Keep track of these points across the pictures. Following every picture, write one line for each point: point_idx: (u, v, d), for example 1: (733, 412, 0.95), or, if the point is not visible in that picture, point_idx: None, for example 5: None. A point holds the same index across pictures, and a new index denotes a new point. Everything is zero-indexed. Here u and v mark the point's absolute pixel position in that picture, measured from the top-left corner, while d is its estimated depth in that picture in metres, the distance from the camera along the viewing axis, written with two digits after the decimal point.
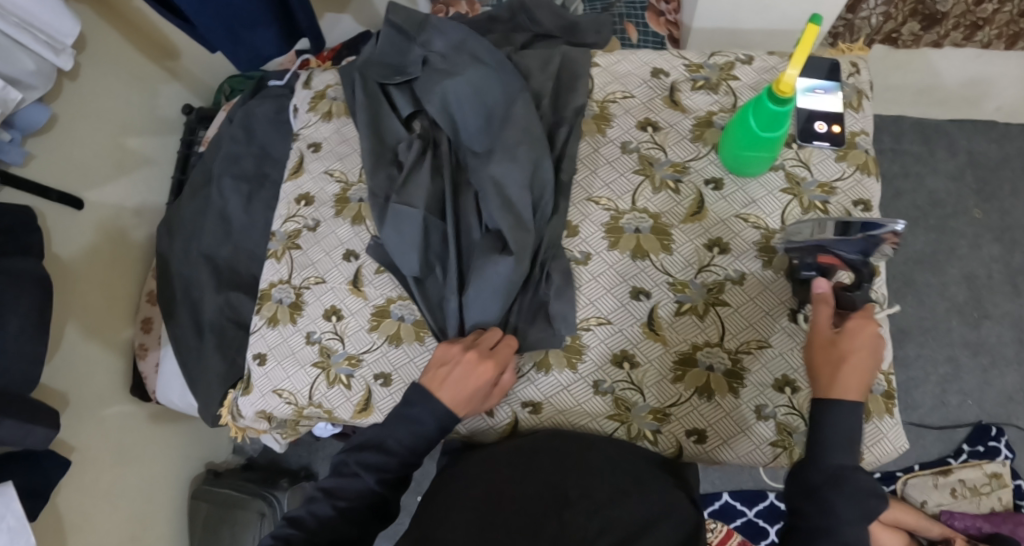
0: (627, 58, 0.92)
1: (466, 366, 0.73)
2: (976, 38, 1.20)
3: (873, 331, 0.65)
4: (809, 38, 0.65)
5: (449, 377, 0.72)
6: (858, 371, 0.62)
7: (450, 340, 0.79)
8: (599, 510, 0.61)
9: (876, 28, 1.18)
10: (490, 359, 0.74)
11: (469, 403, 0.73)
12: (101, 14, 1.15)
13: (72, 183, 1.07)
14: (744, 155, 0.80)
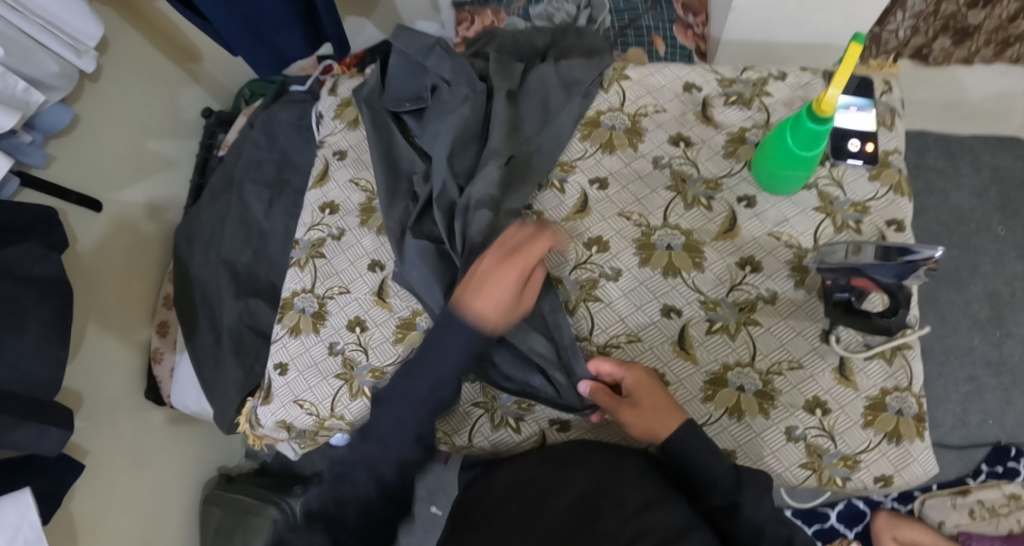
0: (661, 71, 0.90)
1: (497, 270, 0.73)
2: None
3: (640, 371, 0.74)
4: (852, 57, 0.64)
5: (487, 289, 0.72)
6: (664, 408, 0.73)
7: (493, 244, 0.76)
8: (632, 519, 0.61)
9: (905, 41, 1.35)
10: (518, 257, 0.74)
11: (506, 311, 0.73)
12: (123, 14, 1.14)
13: (91, 183, 1.06)
14: (779, 173, 0.79)
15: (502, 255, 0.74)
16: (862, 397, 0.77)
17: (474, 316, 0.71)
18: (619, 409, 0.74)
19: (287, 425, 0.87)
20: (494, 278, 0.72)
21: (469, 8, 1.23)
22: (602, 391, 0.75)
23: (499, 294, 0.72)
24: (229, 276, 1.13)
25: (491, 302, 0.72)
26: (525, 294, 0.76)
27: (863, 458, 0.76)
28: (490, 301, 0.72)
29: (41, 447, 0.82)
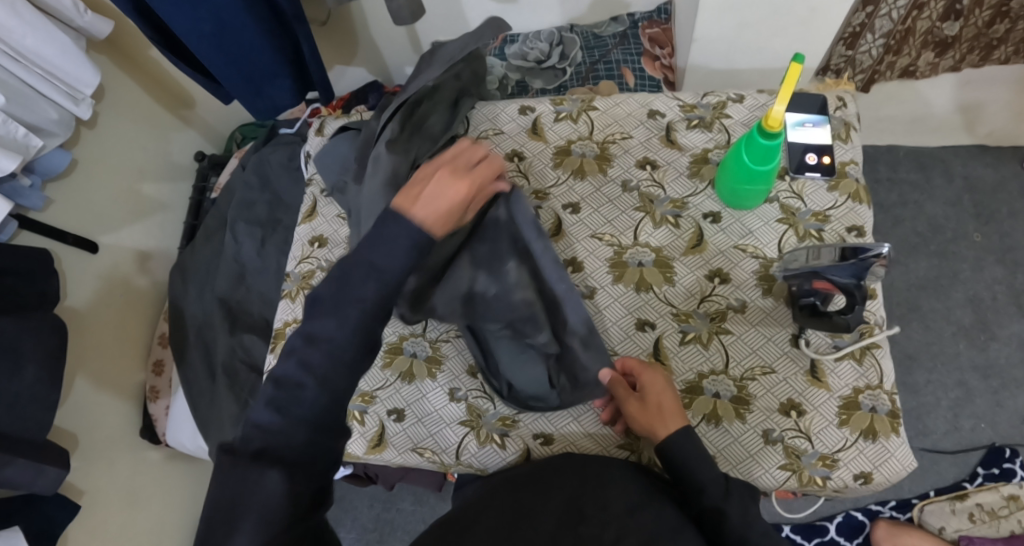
0: (626, 101, 0.96)
1: (442, 183, 0.66)
2: (994, 56, 1.20)
3: (659, 373, 0.77)
4: (792, 77, 0.69)
5: (424, 196, 0.64)
6: (669, 409, 0.74)
7: (431, 170, 0.69)
8: (614, 522, 0.64)
9: (876, 59, 1.14)
10: (466, 178, 0.68)
11: (447, 220, 0.65)
12: (119, 64, 1.21)
13: (86, 224, 1.12)
14: (743, 189, 0.83)
15: (455, 174, 0.68)
16: (835, 397, 0.80)
17: (406, 218, 0.60)
18: (631, 400, 0.76)
19: None
20: (432, 191, 0.65)
21: None
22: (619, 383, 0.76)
23: (446, 203, 0.65)
24: (224, 313, 1.19)
25: (435, 208, 0.64)
26: (450, 195, 0.66)
27: (840, 456, 0.78)
28: (430, 210, 0.63)
29: (37, 486, 0.85)
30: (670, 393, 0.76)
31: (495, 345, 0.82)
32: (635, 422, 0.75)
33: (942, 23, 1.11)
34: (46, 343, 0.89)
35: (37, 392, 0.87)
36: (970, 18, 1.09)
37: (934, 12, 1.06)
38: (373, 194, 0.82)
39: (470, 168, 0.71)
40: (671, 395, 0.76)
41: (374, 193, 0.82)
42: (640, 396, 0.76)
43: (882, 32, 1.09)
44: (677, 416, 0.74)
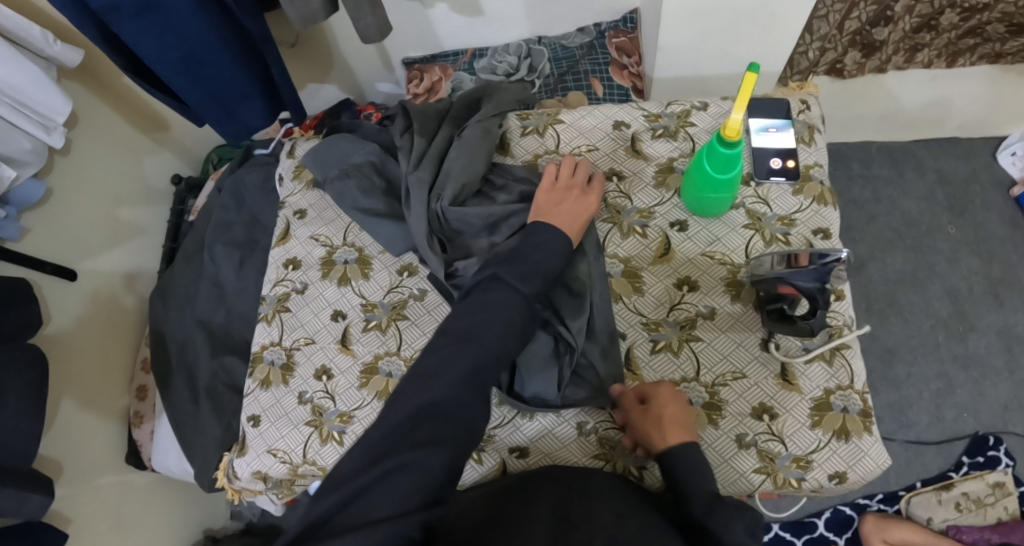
0: (592, 113, 0.97)
1: (575, 198, 0.84)
2: (918, 59, 1.21)
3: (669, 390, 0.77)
4: (748, 86, 0.70)
5: (564, 207, 0.83)
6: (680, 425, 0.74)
7: (558, 182, 0.86)
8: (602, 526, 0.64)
9: (815, 61, 1.17)
10: (592, 194, 0.86)
11: (579, 230, 0.83)
12: (92, 90, 1.21)
13: (64, 253, 1.12)
14: (707, 198, 0.84)
15: (579, 190, 0.85)
16: (807, 399, 0.81)
17: (557, 226, 0.80)
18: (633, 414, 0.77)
19: (263, 476, 0.90)
20: (567, 203, 0.83)
21: (418, 66, 1.32)
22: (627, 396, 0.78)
23: (582, 216, 0.83)
24: (206, 335, 1.19)
25: (569, 217, 0.82)
26: (581, 210, 0.84)
27: (814, 458, 0.79)
28: (567, 222, 0.82)
29: (22, 514, 0.85)
30: (677, 412, 0.75)
31: None
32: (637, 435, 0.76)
33: (871, 27, 1.11)
34: (26, 371, 0.89)
35: (19, 419, 0.87)
36: (897, 23, 1.10)
37: (863, 13, 1.08)
38: (476, 154, 0.92)
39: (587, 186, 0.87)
40: (676, 414, 0.75)
41: (478, 155, 0.93)
42: (643, 411, 0.76)
43: (818, 35, 1.13)
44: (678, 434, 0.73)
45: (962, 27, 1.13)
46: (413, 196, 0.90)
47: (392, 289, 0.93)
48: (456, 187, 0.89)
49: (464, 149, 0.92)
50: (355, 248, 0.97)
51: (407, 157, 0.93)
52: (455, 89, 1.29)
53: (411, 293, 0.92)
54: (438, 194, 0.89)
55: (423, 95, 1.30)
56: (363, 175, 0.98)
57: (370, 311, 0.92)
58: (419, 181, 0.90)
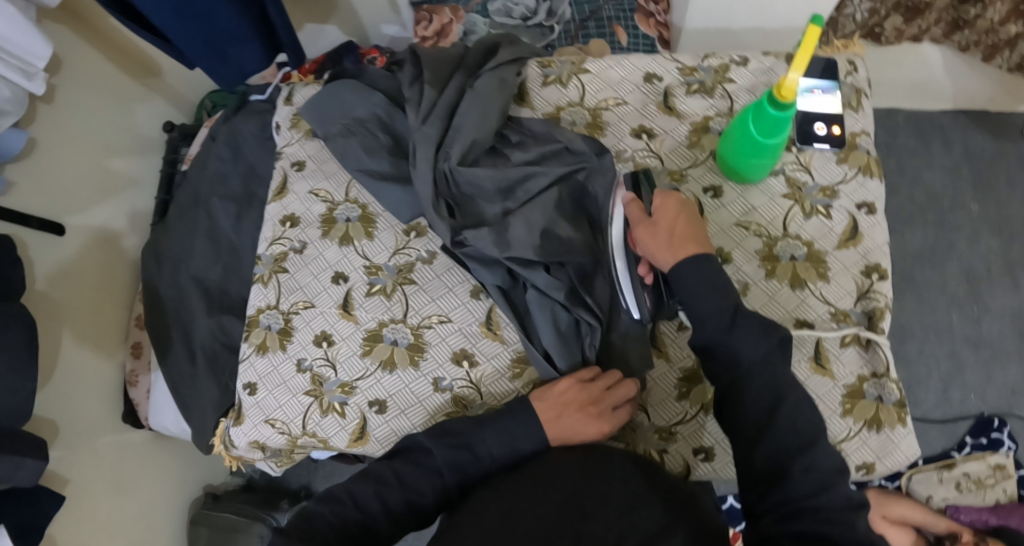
0: (620, 63, 0.89)
1: (586, 417, 0.71)
2: (954, 37, 1.23)
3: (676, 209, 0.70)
4: (810, 41, 0.63)
5: (566, 419, 0.70)
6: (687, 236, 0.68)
7: (579, 375, 0.74)
8: (619, 518, 0.58)
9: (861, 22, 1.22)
10: (605, 423, 0.72)
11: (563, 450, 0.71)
12: (79, 33, 1.12)
13: (53, 206, 1.03)
14: (746, 162, 0.77)
15: (597, 403, 0.72)
16: (839, 385, 0.76)
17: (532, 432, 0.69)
18: (642, 224, 0.71)
19: (261, 445, 0.86)
20: (575, 419, 0.70)
21: (427, 7, 1.21)
22: (636, 204, 0.73)
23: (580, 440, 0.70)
24: (202, 293, 1.12)
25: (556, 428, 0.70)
26: (585, 429, 0.70)
27: (843, 447, 0.75)
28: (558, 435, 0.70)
29: (15, 480, 0.80)
30: (687, 221, 0.70)
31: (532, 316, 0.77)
32: (646, 249, 0.69)
33: None
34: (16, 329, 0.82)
35: (10, 380, 0.80)
36: None
37: None
38: (490, 109, 0.84)
39: (611, 407, 0.73)
40: (689, 222, 0.69)
41: (492, 110, 0.84)
42: (653, 222, 0.70)
43: None
44: (691, 245, 0.68)
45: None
46: (418, 153, 0.81)
47: (398, 251, 0.86)
48: (463, 145, 0.81)
49: (476, 102, 0.83)
50: (358, 204, 0.89)
51: (415, 109, 0.84)
52: (467, 33, 1.18)
53: (419, 256, 0.85)
54: (446, 151, 0.81)
55: (432, 39, 1.19)
56: (367, 131, 0.89)
57: (374, 274, 0.85)
58: (426, 138, 0.81)
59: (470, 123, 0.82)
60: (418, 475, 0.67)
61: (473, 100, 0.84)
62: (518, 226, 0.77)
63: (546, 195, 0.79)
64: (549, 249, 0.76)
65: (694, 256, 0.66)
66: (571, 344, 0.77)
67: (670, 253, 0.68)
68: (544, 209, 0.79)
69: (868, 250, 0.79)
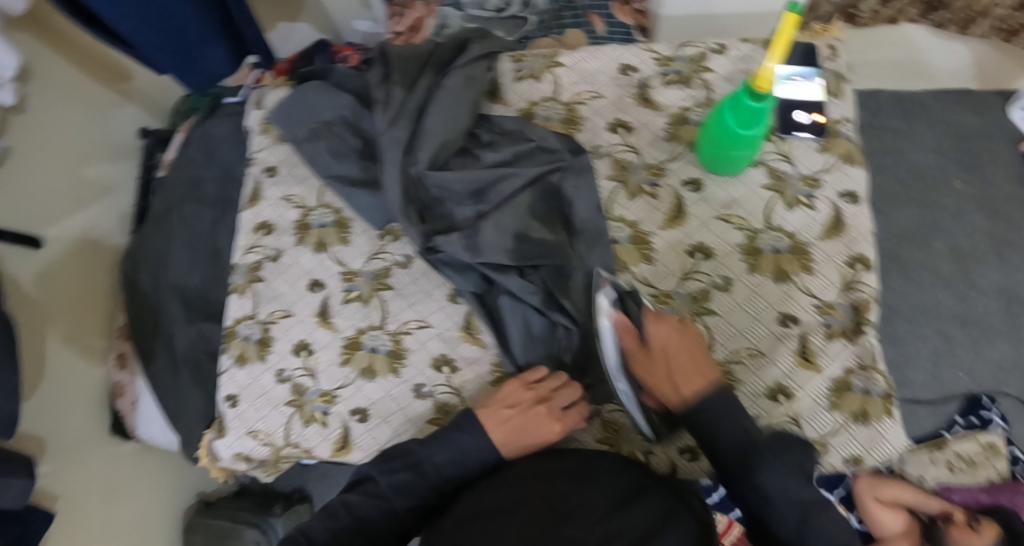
0: (595, 55, 0.87)
1: (535, 416, 0.71)
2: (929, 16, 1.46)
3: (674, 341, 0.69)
4: (786, 30, 0.60)
5: (514, 420, 0.71)
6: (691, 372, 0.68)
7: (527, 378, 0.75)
8: (599, 522, 0.58)
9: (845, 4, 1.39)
10: (560, 423, 0.72)
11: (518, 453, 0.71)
12: (44, 43, 1.08)
13: (30, 218, 1.00)
14: (725, 153, 0.75)
15: (546, 402, 0.72)
16: (825, 379, 0.75)
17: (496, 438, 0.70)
18: (638, 359, 0.70)
19: (245, 457, 0.84)
20: (522, 419, 0.71)
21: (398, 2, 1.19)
22: (630, 330, 0.71)
23: (531, 442, 0.71)
24: (181, 301, 1.09)
25: (506, 430, 0.70)
26: (537, 430, 0.71)
27: (830, 441, 0.74)
28: (508, 439, 0.70)
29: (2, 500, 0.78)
30: (687, 351, 0.69)
31: (509, 325, 0.77)
32: (647, 383, 0.70)
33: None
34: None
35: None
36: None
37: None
38: (459, 107, 0.82)
39: (565, 407, 0.74)
40: (688, 351, 0.69)
41: (461, 108, 0.83)
42: (649, 354, 0.70)
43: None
44: (696, 379, 0.68)
45: None
46: (386, 157, 0.80)
47: (374, 256, 0.84)
48: (431, 148, 0.80)
49: (447, 102, 0.82)
50: (332, 209, 0.87)
51: (383, 110, 0.82)
52: (442, 27, 1.15)
53: (395, 260, 0.84)
54: (414, 156, 0.80)
55: (403, 34, 1.17)
56: (336, 134, 0.87)
57: (351, 279, 0.83)
58: (394, 141, 0.80)
59: (440, 123, 0.81)
60: (372, 503, 0.67)
61: (444, 100, 0.82)
62: (491, 230, 0.76)
63: (519, 196, 0.78)
64: (523, 254, 0.75)
65: (701, 395, 0.67)
66: (541, 344, 0.77)
67: (673, 390, 0.68)
68: (517, 211, 0.77)
69: (851, 240, 0.78)
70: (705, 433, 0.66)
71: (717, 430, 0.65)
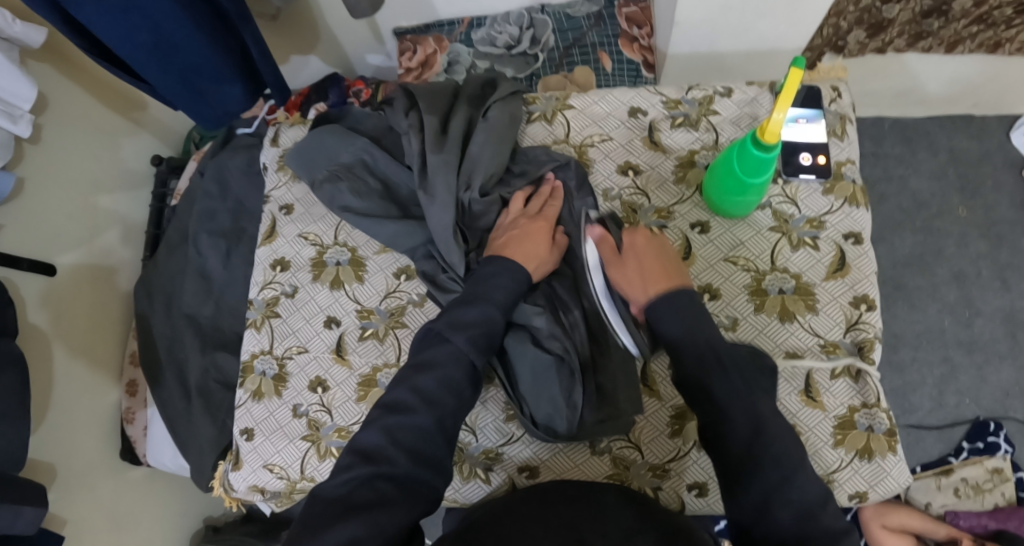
0: (604, 99, 0.89)
1: (521, 229, 0.78)
2: (920, 45, 1.14)
3: (650, 243, 0.75)
4: (793, 83, 0.62)
5: (511, 241, 0.77)
6: (663, 271, 0.72)
7: (509, 211, 0.82)
8: None
9: (825, 38, 1.11)
10: (540, 220, 0.79)
11: (533, 256, 0.77)
12: (62, 71, 1.11)
13: (42, 247, 1.03)
14: (731, 199, 0.77)
15: (527, 220, 0.80)
16: (830, 417, 0.77)
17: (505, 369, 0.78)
18: (614, 264, 0.75)
19: (261, 489, 0.85)
20: (516, 235, 0.78)
21: (410, 37, 1.21)
22: (606, 242, 0.77)
23: (532, 246, 0.77)
24: (195, 331, 1.12)
25: (530, 256, 0.77)
26: (532, 236, 0.78)
27: (836, 478, 0.75)
28: (522, 251, 0.76)
29: (16, 526, 0.78)
30: (658, 255, 0.74)
31: (517, 366, 0.78)
32: (621, 286, 0.74)
33: (881, 4, 1.05)
34: (10, 379, 0.82)
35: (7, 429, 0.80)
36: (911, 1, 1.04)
37: None
38: (503, 141, 0.85)
39: (540, 211, 0.81)
40: (659, 258, 0.74)
41: (504, 142, 0.85)
42: (623, 260, 0.75)
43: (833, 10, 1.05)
44: (664, 279, 0.72)
45: (973, 14, 1.07)
46: (436, 181, 0.82)
47: (389, 294, 0.86)
48: (483, 175, 0.83)
49: (489, 135, 0.85)
50: (347, 247, 0.89)
51: (418, 138, 0.85)
52: (452, 63, 1.18)
53: (410, 298, 0.86)
54: (466, 183, 0.83)
55: (415, 70, 1.20)
56: (355, 176, 0.89)
57: (366, 317, 0.86)
58: (444, 164, 0.83)
59: (483, 153, 0.84)
60: None
61: (485, 130, 0.85)
62: None
63: None
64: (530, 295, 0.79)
65: (666, 291, 0.70)
66: (551, 386, 0.76)
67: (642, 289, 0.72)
68: None
69: (856, 281, 0.80)
70: (666, 326, 0.68)
71: (674, 322, 0.68)
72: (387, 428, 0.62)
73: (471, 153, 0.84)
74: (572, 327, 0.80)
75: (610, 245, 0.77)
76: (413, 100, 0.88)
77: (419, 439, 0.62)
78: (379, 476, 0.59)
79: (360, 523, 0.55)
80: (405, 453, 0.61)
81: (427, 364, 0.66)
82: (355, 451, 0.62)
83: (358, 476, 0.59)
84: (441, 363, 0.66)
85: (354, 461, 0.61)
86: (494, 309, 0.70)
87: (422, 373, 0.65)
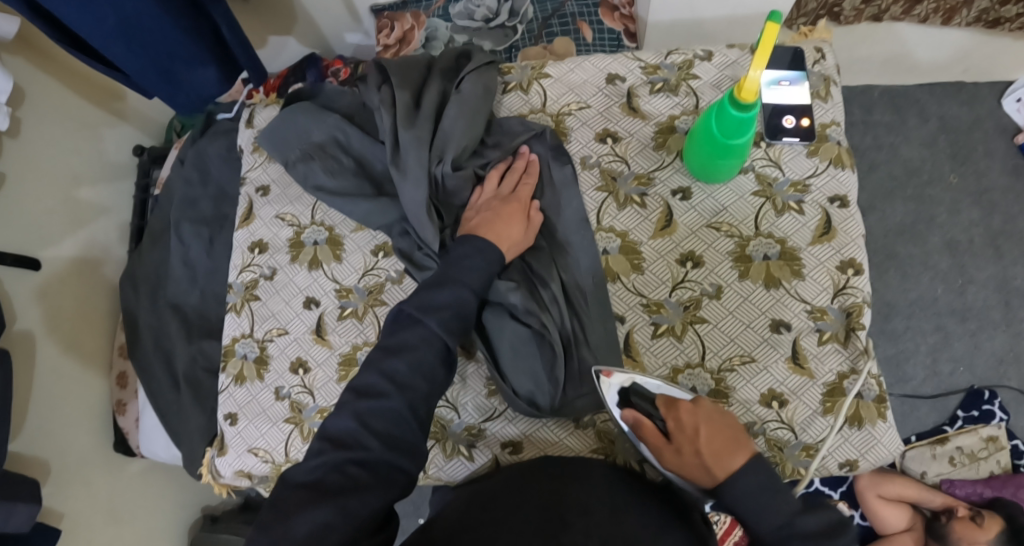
0: (581, 66, 0.87)
1: (494, 209, 0.77)
2: (915, 11, 1.12)
3: (694, 413, 0.65)
4: (769, 38, 0.60)
5: (485, 220, 0.75)
6: (721, 445, 0.62)
7: (483, 191, 0.80)
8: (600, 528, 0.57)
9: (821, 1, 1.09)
10: (514, 200, 0.78)
11: (506, 235, 0.75)
12: (35, 62, 1.08)
13: (26, 242, 1.00)
14: (711, 163, 0.76)
15: (501, 200, 0.78)
16: (819, 384, 0.75)
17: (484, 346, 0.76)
18: (664, 453, 0.65)
19: (246, 475, 0.84)
20: (488, 213, 0.76)
21: (387, 13, 1.18)
22: (645, 428, 0.67)
23: (503, 226, 0.75)
24: (180, 320, 1.10)
25: (505, 236, 0.75)
26: (505, 214, 0.76)
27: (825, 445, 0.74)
28: (494, 229, 0.75)
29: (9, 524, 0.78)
30: (708, 426, 0.64)
31: (498, 341, 0.76)
32: (681, 473, 0.64)
33: None
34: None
35: None
36: None
37: None
38: (477, 114, 0.83)
39: (513, 190, 0.80)
40: (711, 429, 0.63)
41: (478, 115, 0.83)
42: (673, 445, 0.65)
43: None
44: (727, 456, 0.62)
45: None
46: (411, 157, 0.80)
47: (367, 272, 0.85)
48: (456, 148, 0.81)
49: (464, 107, 0.83)
50: (324, 227, 0.88)
51: (390, 112, 0.83)
52: (429, 38, 1.17)
53: (388, 275, 0.84)
54: (438, 156, 0.81)
55: (393, 47, 1.18)
56: (328, 154, 0.87)
57: (345, 297, 0.84)
58: (417, 138, 0.81)
59: (457, 126, 0.82)
60: None
61: (459, 104, 0.83)
62: None
63: None
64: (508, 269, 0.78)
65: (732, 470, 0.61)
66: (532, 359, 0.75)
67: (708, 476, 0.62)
68: None
69: (842, 244, 0.78)
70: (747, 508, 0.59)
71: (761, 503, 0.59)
72: (360, 414, 0.61)
73: (444, 126, 0.82)
74: (552, 302, 0.78)
75: (650, 428, 0.67)
76: (386, 74, 0.86)
77: (392, 425, 0.60)
78: (352, 461, 0.58)
79: (334, 509, 0.54)
80: (380, 440, 0.59)
81: (399, 348, 0.64)
82: (328, 439, 0.60)
83: (329, 462, 0.58)
84: (413, 347, 0.64)
85: (325, 447, 0.59)
86: (466, 291, 0.68)
87: (399, 353, 0.64)
